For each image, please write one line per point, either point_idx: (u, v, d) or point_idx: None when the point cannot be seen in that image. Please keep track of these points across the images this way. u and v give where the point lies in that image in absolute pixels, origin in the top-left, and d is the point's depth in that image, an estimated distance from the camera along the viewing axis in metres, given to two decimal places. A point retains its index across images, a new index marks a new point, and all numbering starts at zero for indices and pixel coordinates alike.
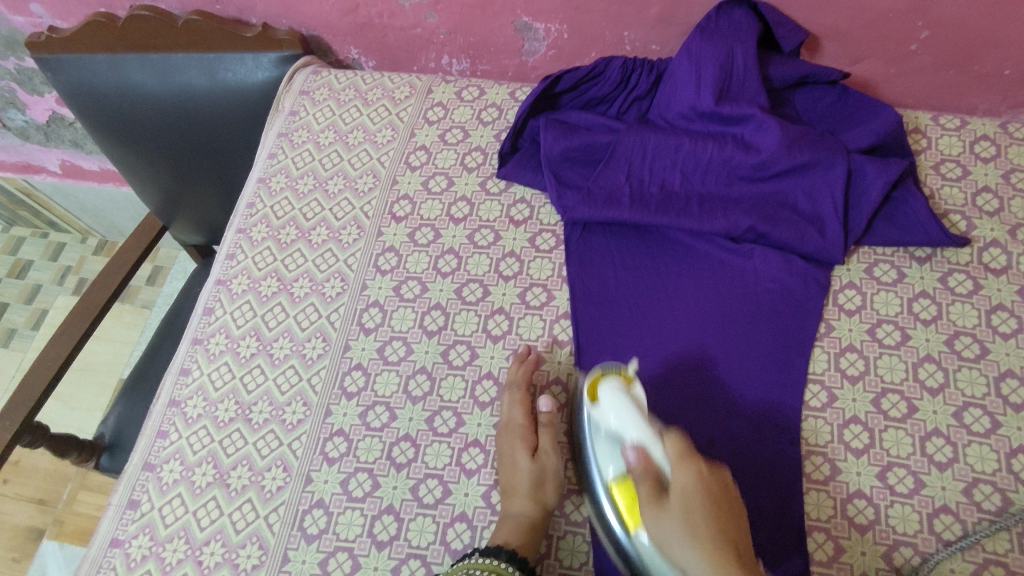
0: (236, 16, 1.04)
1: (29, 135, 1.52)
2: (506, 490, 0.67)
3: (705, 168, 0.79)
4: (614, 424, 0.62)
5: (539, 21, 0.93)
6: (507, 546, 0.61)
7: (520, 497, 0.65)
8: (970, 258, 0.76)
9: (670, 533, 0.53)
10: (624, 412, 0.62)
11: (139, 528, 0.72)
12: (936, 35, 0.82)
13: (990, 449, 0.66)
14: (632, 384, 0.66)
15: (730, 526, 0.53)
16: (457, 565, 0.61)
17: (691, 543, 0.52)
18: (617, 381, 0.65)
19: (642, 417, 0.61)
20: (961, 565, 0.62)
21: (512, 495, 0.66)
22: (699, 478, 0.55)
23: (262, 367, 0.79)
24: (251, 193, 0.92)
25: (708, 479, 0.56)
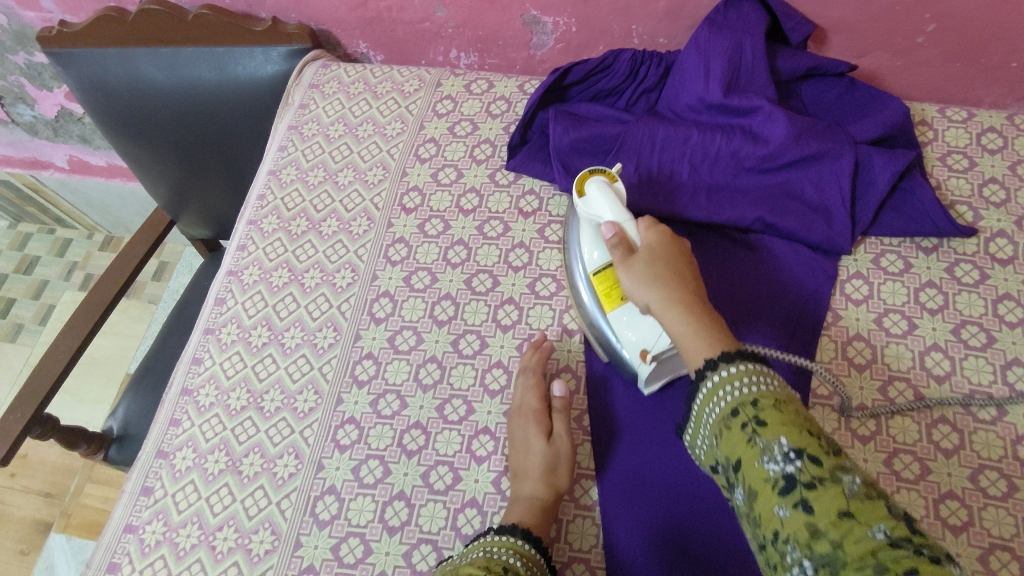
0: (246, 10, 1.05)
1: (38, 131, 1.53)
2: (517, 473, 0.67)
3: (713, 159, 0.79)
4: (596, 213, 0.69)
5: (547, 14, 0.93)
6: (522, 525, 0.62)
7: (531, 479, 0.66)
8: (976, 248, 0.76)
9: (641, 275, 0.60)
10: (604, 201, 0.68)
11: (152, 514, 0.72)
12: (943, 28, 0.83)
13: (996, 437, 0.67)
14: (614, 181, 0.71)
15: (686, 269, 0.61)
16: (473, 544, 0.61)
17: (663, 293, 0.58)
18: (602, 178, 0.70)
19: (617, 203, 0.68)
20: (967, 551, 0.62)
21: (523, 479, 0.66)
22: (663, 240, 0.63)
23: (273, 356, 0.79)
24: (262, 185, 0.93)
25: (670, 240, 0.63)
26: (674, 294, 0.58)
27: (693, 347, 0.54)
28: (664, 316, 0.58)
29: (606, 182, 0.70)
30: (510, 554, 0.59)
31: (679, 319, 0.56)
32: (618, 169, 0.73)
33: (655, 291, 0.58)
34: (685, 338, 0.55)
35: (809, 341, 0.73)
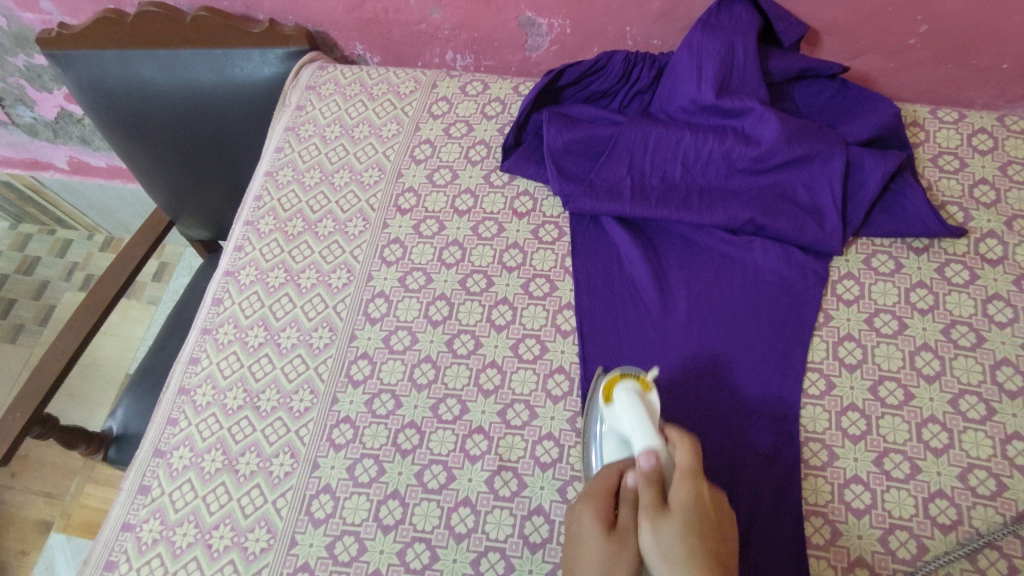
0: (243, 12, 1.06)
1: (37, 132, 1.54)
2: (568, 560, 0.54)
3: (705, 161, 0.80)
4: (626, 428, 0.61)
5: (542, 16, 0.94)
6: None
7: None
8: (967, 249, 0.77)
9: (671, 546, 0.48)
10: (632, 416, 0.61)
11: (149, 513, 0.73)
12: (934, 30, 0.83)
13: (985, 436, 0.68)
14: (647, 390, 0.64)
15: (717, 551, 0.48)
16: None
17: None
18: (634, 386, 0.64)
19: (644, 415, 0.60)
20: (955, 549, 0.63)
21: (572, 559, 0.53)
22: (699, 496, 0.51)
23: (270, 356, 0.80)
24: (259, 186, 0.93)
25: (706, 501, 0.51)
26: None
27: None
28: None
29: (638, 392, 0.64)
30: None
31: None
32: (654, 371, 0.66)
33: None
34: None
35: (801, 342, 0.74)
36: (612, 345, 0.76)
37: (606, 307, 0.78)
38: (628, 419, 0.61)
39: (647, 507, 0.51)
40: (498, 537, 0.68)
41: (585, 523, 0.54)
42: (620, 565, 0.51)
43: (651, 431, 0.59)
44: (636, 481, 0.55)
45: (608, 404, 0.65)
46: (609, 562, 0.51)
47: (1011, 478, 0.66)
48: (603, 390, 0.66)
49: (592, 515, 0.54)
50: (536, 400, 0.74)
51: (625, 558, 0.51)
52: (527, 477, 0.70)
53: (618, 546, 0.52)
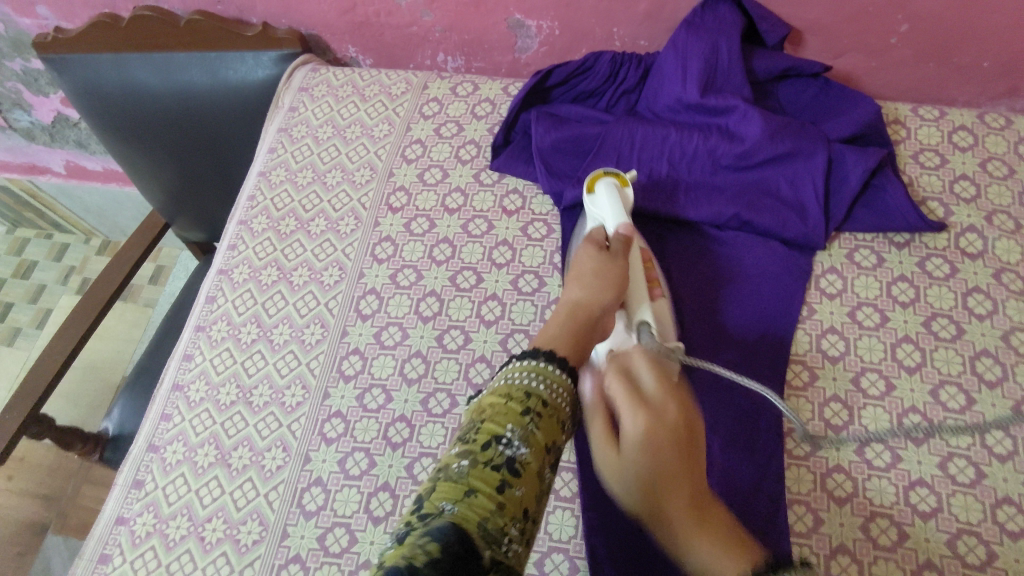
0: (236, 16, 1.07)
1: (34, 136, 1.56)
2: (572, 279, 0.66)
3: (691, 158, 0.81)
4: (602, 209, 0.76)
5: (531, 18, 0.95)
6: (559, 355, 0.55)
7: (585, 284, 0.64)
8: (947, 243, 0.78)
9: (643, 373, 0.54)
10: (607, 201, 0.76)
11: (143, 507, 0.74)
12: (914, 29, 0.85)
13: (965, 425, 0.69)
14: (625, 185, 0.78)
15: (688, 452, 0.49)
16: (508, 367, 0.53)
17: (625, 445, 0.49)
18: (613, 179, 0.78)
19: (618, 203, 0.75)
20: (935, 535, 0.64)
21: (571, 284, 0.65)
22: (673, 382, 0.53)
23: (262, 352, 0.81)
24: (253, 186, 0.95)
25: (684, 413, 0.51)
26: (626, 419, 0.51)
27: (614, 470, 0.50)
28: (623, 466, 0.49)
29: (614, 184, 0.77)
30: (514, 430, 0.47)
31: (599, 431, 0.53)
32: (631, 172, 0.80)
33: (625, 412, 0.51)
34: (614, 485, 0.49)
35: (785, 334, 0.75)
36: None
37: None
38: (604, 198, 0.76)
39: (621, 263, 0.67)
40: None
41: (585, 247, 0.69)
42: (603, 267, 0.66)
43: (621, 213, 0.75)
44: (620, 241, 0.69)
45: (590, 194, 0.78)
46: (601, 265, 0.66)
47: (990, 465, 0.67)
48: (585, 185, 0.79)
49: (585, 242, 0.69)
50: None
51: (617, 266, 0.66)
52: None
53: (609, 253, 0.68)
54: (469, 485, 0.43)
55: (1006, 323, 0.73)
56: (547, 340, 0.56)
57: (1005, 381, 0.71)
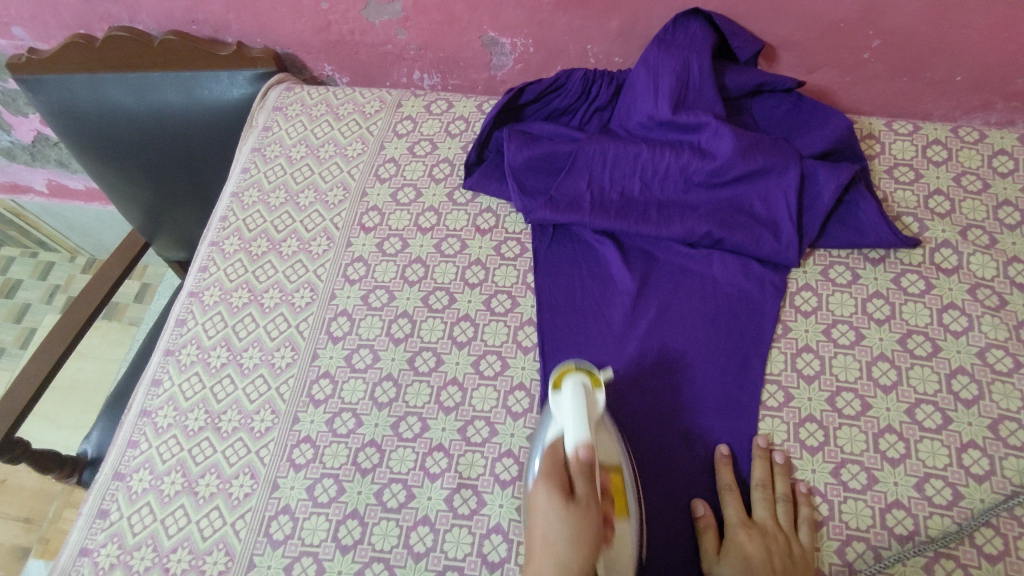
0: (211, 35, 1.06)
1: (15, 156, 1.55)
2: (535, 549, 0.53)
3: (663, 175, 0.81)
4: (565, 417, 0.62)
5: (505, 36, 0.95)
6: None
7: (555, 557, 0.51)
8: (922, 259, 0.78)
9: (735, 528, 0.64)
10: (572, 411, 0.62)
11: (107, 537, 0.72)
12: (887, 44, 0.84)
13: (941, 445, 0.68)
14: (596, 388, 0.65)
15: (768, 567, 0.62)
16: None
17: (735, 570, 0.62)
18: (581, 381, 0.64)
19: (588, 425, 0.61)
20: (912, 559, 0.63)
21: (536, 559, 0.52)
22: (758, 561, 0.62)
23: (232, 376, 0.80)
24: (225, 207, 0.94)
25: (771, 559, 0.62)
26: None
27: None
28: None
29: (584, 386, 0.64)
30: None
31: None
32: (604, 373, 0.67)
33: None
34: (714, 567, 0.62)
35: (759, 353, 0.74)
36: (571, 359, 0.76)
37: (567, 323, 0.78)
38: (569, 409, 0.62)
39: (591, 514, 0.54)
40: (457, 556, 0.67)
41: (550, 493, 0.55)
42: (580, 535, 0.53)
43: (586, 430, 0.60)
44: (585, 491, 0.56)
45: (555, 391, 0.65)
46: (575, 531, 0.53)
47: (967, 486, 0.66)
48: (552, 382, 0.66)
49: (548, 489, 0.55)
50: (497, 417, 0.74)
51: (590, 525, 0.54)
52: (487, 494, 0.70)
53: (580, 513, 0.54)
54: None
55: (981, 339, 0.73)
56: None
57: (982, 399, 0.70)
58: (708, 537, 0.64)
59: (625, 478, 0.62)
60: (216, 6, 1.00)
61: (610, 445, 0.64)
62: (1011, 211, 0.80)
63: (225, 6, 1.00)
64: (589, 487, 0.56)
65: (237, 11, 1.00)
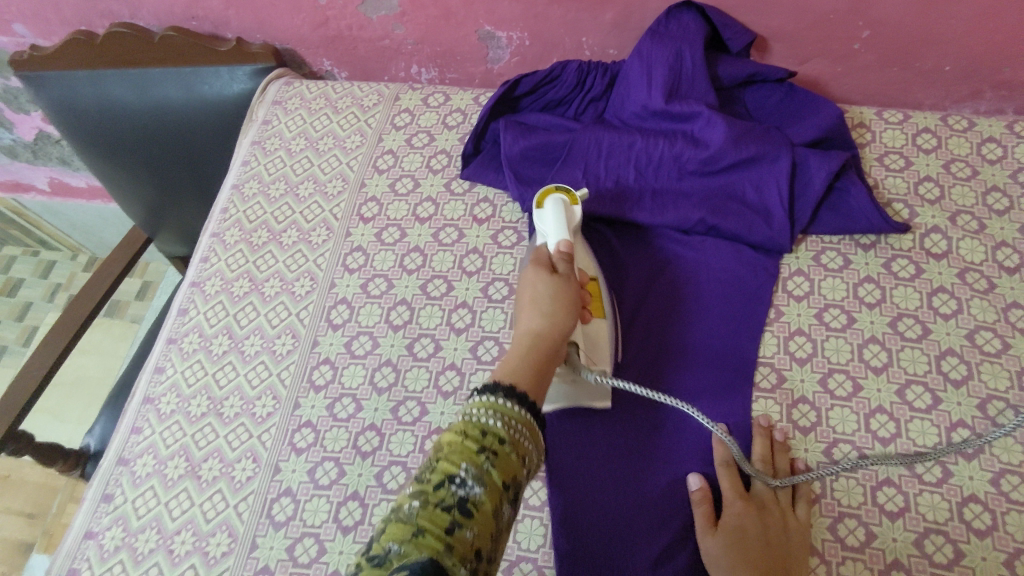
0: (211, 31, 1.07)
1: (17, 154, 1.56)
2: (524, 305, 0.62)
3: (657, 164, 0.82)
4: (547, 224, 0.73)
5: (501, 29, 0.97)
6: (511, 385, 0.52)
7: (541, 311, 0.60)
8: (912, 244, 0.79)
9: (734, 504, 0.65)
10: (553, 219, 0.72)
11: (112, 520, 0.74)
12: (876, 34, 0.86)
13: (931, 424, 0.69)
14: (574, 202, 0.76)
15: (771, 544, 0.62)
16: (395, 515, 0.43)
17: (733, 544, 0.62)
18: (560, 194, 0.75)
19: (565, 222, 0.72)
20: (902, 535, 0.64)
21: (527, 313, 0.61)
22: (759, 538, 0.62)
23: (233, 363, 0.81)
24: (226, 199, 0.95)
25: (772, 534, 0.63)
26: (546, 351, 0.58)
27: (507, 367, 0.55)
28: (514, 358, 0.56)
29: (563, 199, 0.75)
30: (491, 417, 0.49)
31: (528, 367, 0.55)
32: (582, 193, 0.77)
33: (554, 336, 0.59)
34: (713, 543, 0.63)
35: (753, 337, 0.75)
36: None
37: None
38: (551, 213, 0.73)
39: (571, 284, 0.64)
40: None
41: (536, 268, 0.65)
42: (560, 289, 0.62)
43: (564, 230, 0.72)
44: (566, 265, 0.66)
45: (539, 210, 0.75)
46: (555, 287, 0.63)
47: (956, 464, 0.67)
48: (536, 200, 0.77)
49: (533, 266, 0.65)
50: None
51: (570, 289, 0.64)
52: None
53: (562, 278, 0.64)
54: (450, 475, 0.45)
55: (971, 321, 0.74)
56: (503, 370, 0.54)
57: (971, 379, 0.71)
58: (703, 507, 0.65)
59: (601, 286, 0.74)
60: (216, 2, 1.01)
61: (586, 257, 0.76)
62: (999, 196, 0.81)
63: (225, 2, 1.01)
64: (568, 265, 0.66)
65: (236, 7, 1.02)
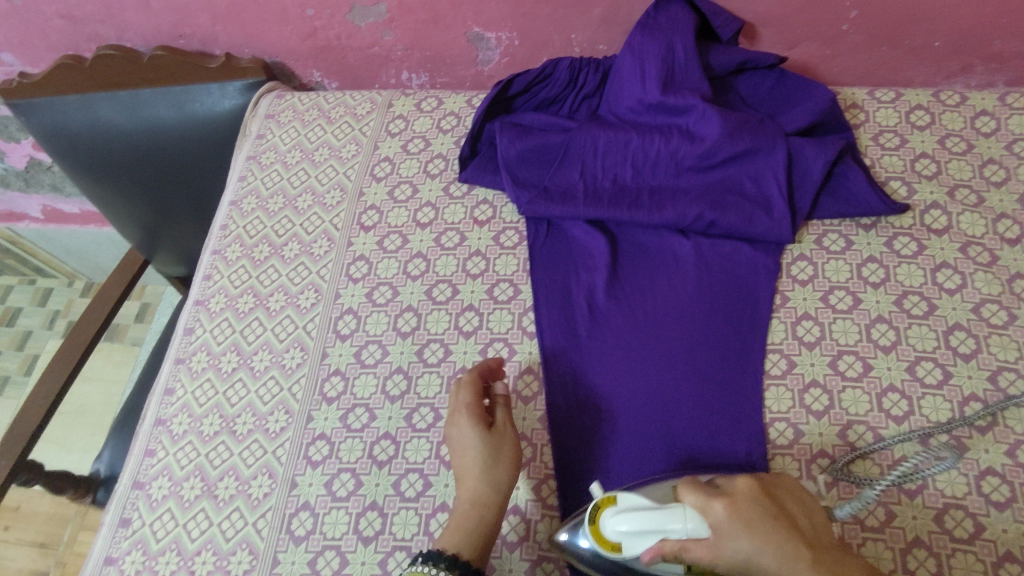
0: (200, 49, 1.07)
1: (9, 182, 1.55)
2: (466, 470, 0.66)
3: (654, 160, 0.82)
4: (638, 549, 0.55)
5: (489, 30, 0.96)
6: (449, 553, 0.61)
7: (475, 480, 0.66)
8: (912, 221, 0.80)
9: None
10: (643, 526, 0.54)
11: (131, 545, 0.73)
12: (864, 14, 0.86)
13: (943, 400, 0.69)
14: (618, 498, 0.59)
15: None
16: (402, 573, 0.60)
17: None
18: (611, 509, 0.58)
19: (654, 505, 0.55)
20: (921, 513, 0.64)
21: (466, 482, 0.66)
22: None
23: (243, 380, 0.81)
24: (224, 216, 0.95)
25: None
26: (811, 553, 0.51)
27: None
28: (762, 565, 0.51)
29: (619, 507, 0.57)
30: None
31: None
32: (599, 487, 0.61)
33: (768, 560, 0.51)
34: None
35: (758, 325, 0.75)
36: (575, 344, 0.77)
37: (569, 316, 0.79)
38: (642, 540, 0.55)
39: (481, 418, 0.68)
40: None
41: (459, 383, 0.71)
42: (752, 508, 0.53)
43: (672, 505, 0.54)
44: (469, 395, 0.69)
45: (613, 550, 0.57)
46: (738, 511, 0.52)
47: (971, 438, 0.67)
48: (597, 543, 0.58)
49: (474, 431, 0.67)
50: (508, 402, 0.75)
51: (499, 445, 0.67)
52: None
53: (731, 499, 0.53)
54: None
55: (976, 295, 0.74)
56: (449, 541, 0.62)
57: (979, 353, 0.71)
58: None
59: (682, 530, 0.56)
60: (203, 19, 1.01)
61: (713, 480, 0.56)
62: (996, 169, 0.82)
63: (212, 18, 1.01)
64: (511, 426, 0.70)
65: (224, 23, 1.01)
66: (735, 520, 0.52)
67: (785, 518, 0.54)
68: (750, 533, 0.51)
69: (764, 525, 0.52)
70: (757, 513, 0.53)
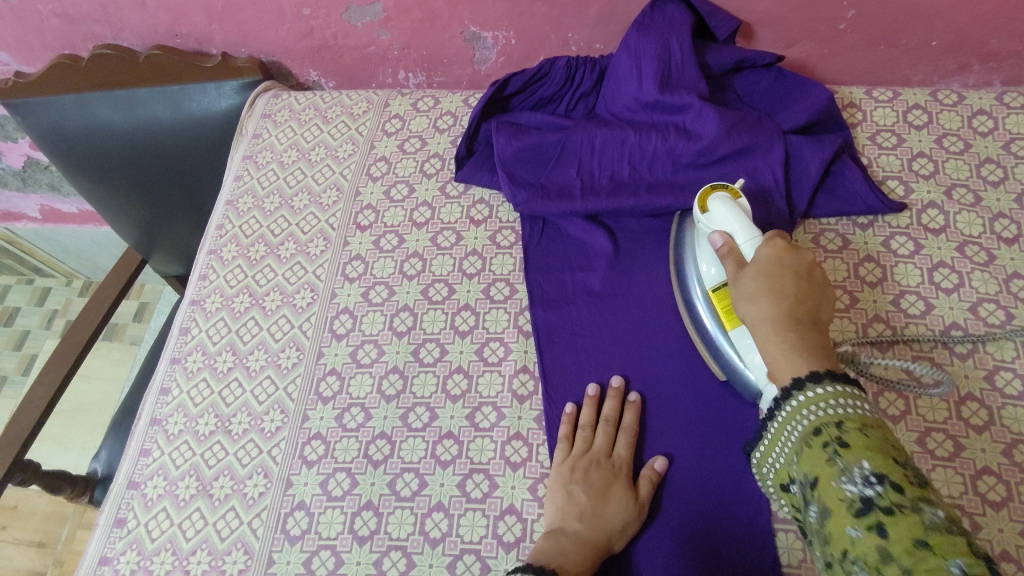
0: (196, 48, 1.07)
1: (7, 182, 1.55)
2: (612, 487, 0.66)
3: (650, 159, 0.82)
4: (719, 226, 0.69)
5: (486, 30, 0.96)
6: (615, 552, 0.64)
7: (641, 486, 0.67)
8: (910, 221, 0.79)
9: (765, 294, 0.60)
10: (731, 217, 0.67)
11: (126, 545, 0.73)
12: (862, 14, 0.86)
13: (940, 400, 0.69)
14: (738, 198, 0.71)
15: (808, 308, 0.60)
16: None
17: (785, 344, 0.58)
18: (724, 195, 0.70)
19: (744, 216, 0.68)
20: None
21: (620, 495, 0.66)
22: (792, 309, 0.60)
23: (239, 380, 0.81)
24: (220, 215, 0.95)
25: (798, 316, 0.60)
26: (789, 332, 0.58)
27: (790, 365, 0.57)
28: (755, 307, 0.61)
29: (729, 199, 0.70)
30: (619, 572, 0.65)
31: (772, 338, 0.59)
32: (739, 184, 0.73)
33: (768, 299, 0.60)
34: (771, 347, 0.59)
35: None
36: (572, 345, 0.77)
37: (565, 317, 0.79)
38: (720, 212, 0.69)
39: (623, 475, 0.68)
40: (472, 539, 0.68)
41: (619, 433, 0.71)
42: (778, 266, 0.62)
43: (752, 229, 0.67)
44: (626, 447, 0.69)
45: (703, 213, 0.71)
46: (776, 261, 0.62)
47: (968, 438, 0.67)
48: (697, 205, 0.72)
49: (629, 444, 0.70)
50: (503, 401, 0.75)
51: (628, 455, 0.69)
52: (498, 478, 0.71)
53: (786, 264, 0.62)
54: (838, 494, 0.48)
55: (972, 295, 0.74)
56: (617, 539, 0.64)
57: (977, 352, 0.71)
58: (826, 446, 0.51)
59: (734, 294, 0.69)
60: (200, 18, 1.01)
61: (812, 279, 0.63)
62: (993, 168, 0.81)
63: (208, 17, 1.01)
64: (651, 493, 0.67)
65: (220, 22, 1.01)
66: (778, 265, 0.62)
67: (800, 287, 0.61)
68: (766, 289, 0.61)
69: (775, 271, 0.62)
70: (788, 275, 0.61)
